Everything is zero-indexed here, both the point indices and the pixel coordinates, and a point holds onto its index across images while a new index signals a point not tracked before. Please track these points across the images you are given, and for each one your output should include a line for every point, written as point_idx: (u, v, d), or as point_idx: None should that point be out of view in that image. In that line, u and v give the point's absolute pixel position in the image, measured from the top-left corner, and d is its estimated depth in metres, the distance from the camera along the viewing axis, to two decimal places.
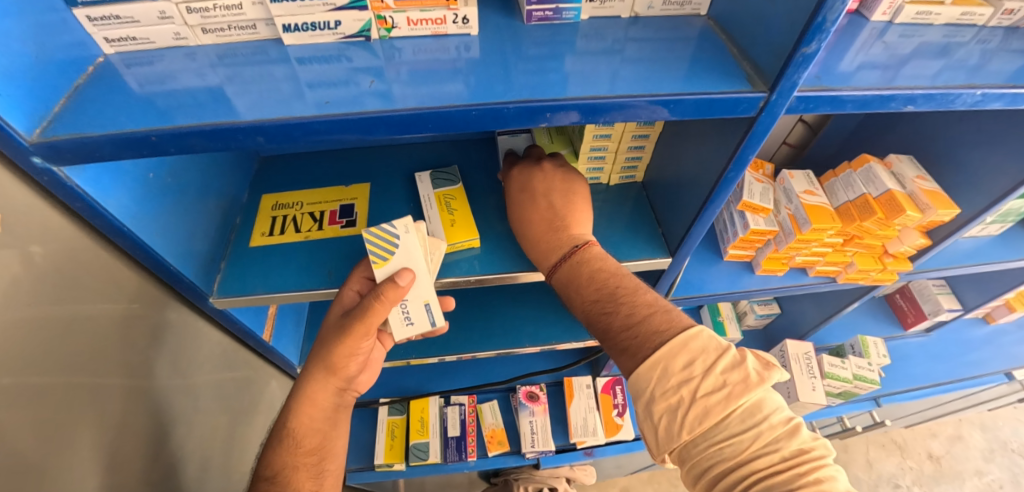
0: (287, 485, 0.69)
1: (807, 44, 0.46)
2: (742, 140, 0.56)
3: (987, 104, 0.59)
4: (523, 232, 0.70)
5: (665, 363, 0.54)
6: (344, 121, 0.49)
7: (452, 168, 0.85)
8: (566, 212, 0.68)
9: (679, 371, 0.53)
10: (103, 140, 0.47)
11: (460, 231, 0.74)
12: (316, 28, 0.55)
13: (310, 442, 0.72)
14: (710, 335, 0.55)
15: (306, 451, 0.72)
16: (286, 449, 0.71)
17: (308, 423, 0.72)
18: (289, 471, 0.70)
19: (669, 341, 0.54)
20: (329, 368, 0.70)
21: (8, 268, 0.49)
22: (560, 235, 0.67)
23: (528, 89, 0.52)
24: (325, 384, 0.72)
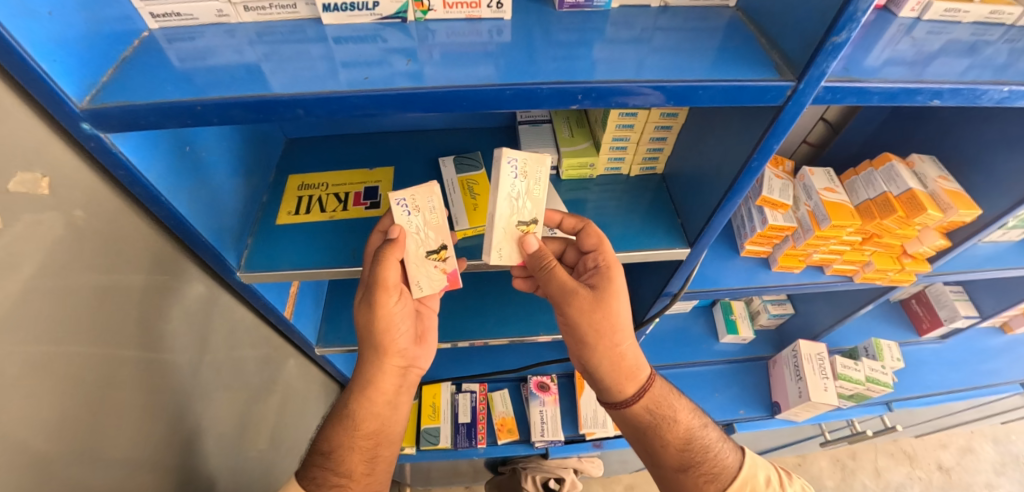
0: (341, 464, 0.73)
1: (837, 33, 0.46)
2: (768, 130, 0.56)
3: (1014, 101, 0.59)
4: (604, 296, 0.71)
5: None
6: (380, 97, 0.51)
7: (475, 154, 0.86)
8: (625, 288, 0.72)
9: None
10: (149, 108, 0.49)
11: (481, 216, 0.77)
12: (355, 8, 0.57)
13: (368, 426, 0.75)
14: None
15: (365, 435, 0.75)
16: (345, 430, 0.75)
17: (370, 409, 0.75)
18: (344, 452, 0.74)
19: None
20: (379, 344, 0.74)
21: (53, 229, 0.51)
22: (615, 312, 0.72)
23: (558, 72, 0.53)
24: (381, 367, 0.75)
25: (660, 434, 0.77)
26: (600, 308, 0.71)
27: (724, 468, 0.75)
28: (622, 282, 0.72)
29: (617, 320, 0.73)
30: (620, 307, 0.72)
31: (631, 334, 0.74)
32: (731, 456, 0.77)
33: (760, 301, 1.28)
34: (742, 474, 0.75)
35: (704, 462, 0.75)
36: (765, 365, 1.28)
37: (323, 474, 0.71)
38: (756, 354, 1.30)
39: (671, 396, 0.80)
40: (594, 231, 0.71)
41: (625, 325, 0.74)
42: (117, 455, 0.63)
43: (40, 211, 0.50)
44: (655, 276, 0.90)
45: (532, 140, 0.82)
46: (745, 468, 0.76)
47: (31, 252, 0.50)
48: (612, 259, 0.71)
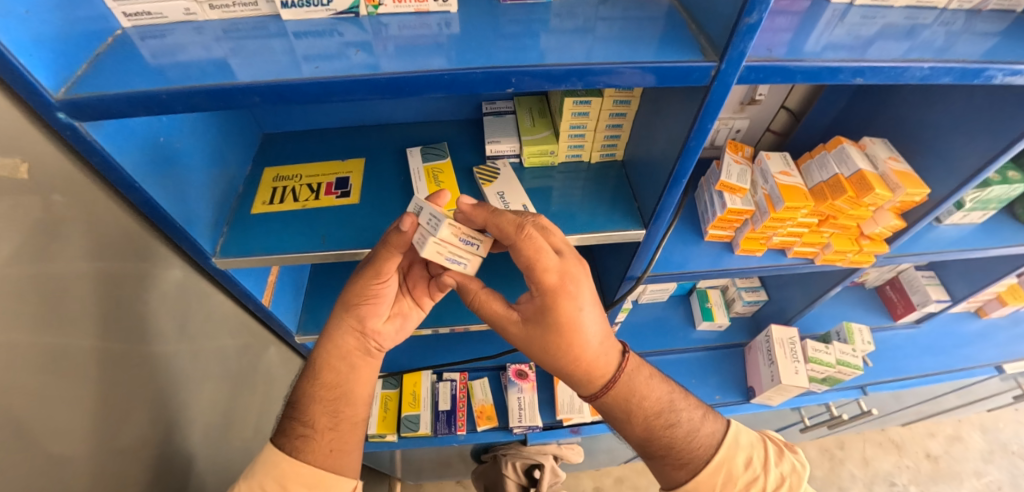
0: (305, 413, 0.73)
1: (749, 14, 0.50)
2: (700, 110, 0.60)
3: (937, 79, 0.62)
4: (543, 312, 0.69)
5: None
6: (333, 84, 0.55)
7: (441, 145, 0.91)
8: (560, 299, 0.67)
9: None
10: (119, 97, 0.53)
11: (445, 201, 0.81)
12: (311, 4, 0.61)
13: (327, 378, 0.76)
14: None
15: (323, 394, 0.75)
16: (309, 382, 0.76)
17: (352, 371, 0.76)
18: (312, 423, 0.73)
19: None
20: (349, 306, 0.77)
21: (32, 211, 0.55)
22: (551, 327, 0.70)
23: (500, 58, 0.57)
24: (344, 326, 0.77)
25: (625, 424, 0.76)
26: (547, 327, 0.70)
27: (690, 458, 0.73)
28: (573, 295, 0.68)
29: (567, 332, 0.70)
30: (568, 320, 0.69)
31: (589, 342, 0.71)
32: (702, 443, 0.74)
33: (734, 289, 1.31)
34: (712, 462, 0.73)
35: (671, 453, 0.74)
36: (741, 352, 1.31)
37: (291, 426, 0.73)
38: (732, 341, 1.32)
39: (638, 389, 0.76)
40: (525, 244, 0.64)
41: (577, 335, 0.70)
42: (99, 433, 0.67)
43: (20, 194, 0.54)
44: (620, 261, 0.93)
45: (495, 131, 0.86)
46: (718, 455, 0.73)
47: (11, 232, 0.54)
48: (547, 287, 0.67)
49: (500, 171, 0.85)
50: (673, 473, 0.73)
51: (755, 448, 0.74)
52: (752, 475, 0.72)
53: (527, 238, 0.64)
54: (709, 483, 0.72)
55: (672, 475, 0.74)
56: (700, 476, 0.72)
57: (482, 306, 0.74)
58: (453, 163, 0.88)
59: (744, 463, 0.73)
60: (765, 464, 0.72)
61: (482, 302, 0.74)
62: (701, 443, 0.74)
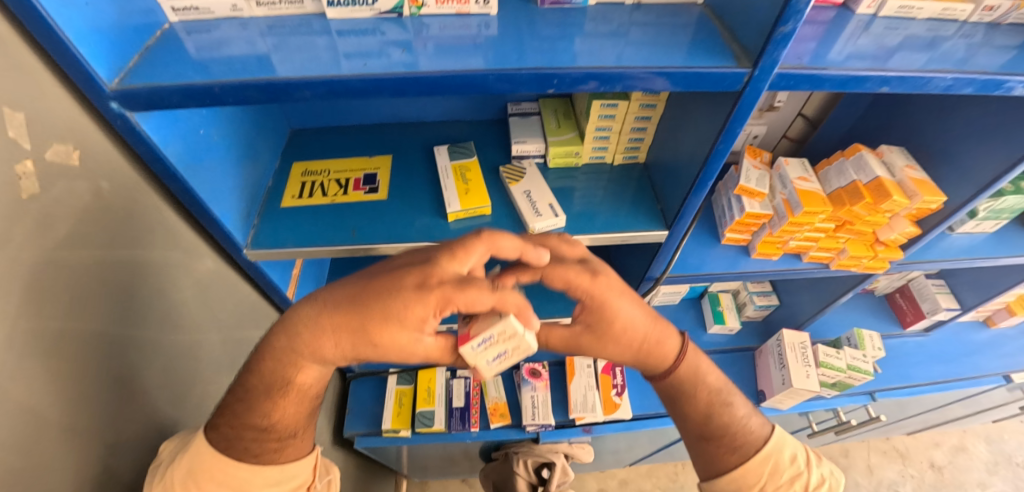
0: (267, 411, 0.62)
1: (784, 23, 0.52)
2: (731, 114, 0.62)
3: (960, 89, 0.64)
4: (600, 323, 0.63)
5: None
6: (378, 81, 0.56)
7: (468, 143, 0.93)
8: (605, 308, 0.62)
9: None
10: (171, 89, 0.54)
11: (473, 199, 0.82)
12: (356, 3, 0.63)
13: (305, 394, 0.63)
14: None
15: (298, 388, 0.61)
16: (281, 399, 0.61)
17: (317, 379, 0.61)
18: (286, 420, 0.64)
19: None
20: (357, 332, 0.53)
21: (81, 196, 0.57)
22: (608, 334, 0.64)
23: (539, 60, 0.59)
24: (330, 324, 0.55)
25: (684, 407, 0.72)
26: (599, 339, 0.64)
27: (745, 443, 0.70)
28: (624, 304, 0.63)
29: (620, 331, 0.64)
30: (623, 322, 0.63)
31: (644, 332, 0.66)
32: (753, 433, 0.71)
33: (746, 293, 1.32)
34: (761, 452, 0.69)
35: (725, 436, 0.70)
36: (751, 356, 1.32)
37: (253, 445, 0.64)
38: (743, 344, 1.34)
39: (702, 367, 0.72)
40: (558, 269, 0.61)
41: (636, 330, 0.65)
42: (129, 416, 0.68)
43: (71, 180, 0.55)
44: (639, 262, 0.96)
45: (520, 131, 0.88)
46: (768, 445, 0.70)
47: (63, 215, 0.55)
48: (597, 293, 0.61)
49: (526, 171, 0.86)
50: (724, 457, 0.70)
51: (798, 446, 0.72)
52: (796, 471, 0.69)
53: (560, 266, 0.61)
54: (757, 472, 0.68)
55: (722, 459, 0.70)
56: (751, 462, 0.69)
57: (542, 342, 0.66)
58: (479, 162, 0.90)
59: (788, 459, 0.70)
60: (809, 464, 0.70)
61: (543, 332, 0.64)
62: (753, 430, 0.71)
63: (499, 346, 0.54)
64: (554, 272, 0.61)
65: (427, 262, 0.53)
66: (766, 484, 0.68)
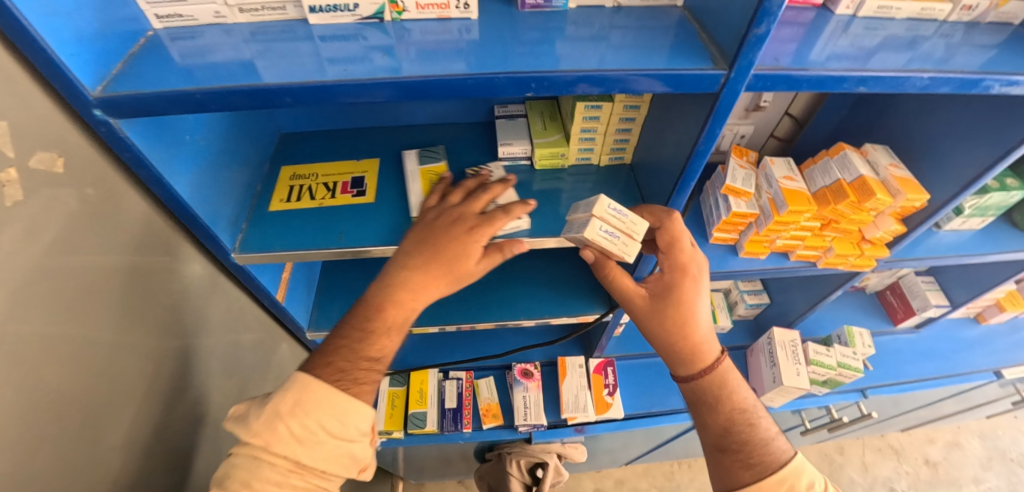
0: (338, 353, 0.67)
1: (758, 24, 0.52)
2: (710, 115, 0.63)
3: (938, 88, 0.65)
4: (666, 298, 0.75)
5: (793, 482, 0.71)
6: (358, 86, 0.57)
7: (438, 147, 0.92)
8: (679, 277, 0.75)
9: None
10: (153, 96, 0.55)
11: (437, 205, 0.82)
12: (337, 9, 0.64)
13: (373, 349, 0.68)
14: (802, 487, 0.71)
15: (399, 329, 0.69)
16: (349, 350, 0.67)
17: (393, 332, 0.68)
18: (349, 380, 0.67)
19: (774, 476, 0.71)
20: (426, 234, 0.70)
21: (67, 203, 0.57)
22: (666, 300, 0.75)
23: (519, 63, 0.59)
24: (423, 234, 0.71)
25: (706, 411, 0.78)
26: (667, 306, 0.75)
27: (764, 463, 0.72)
28: (700, 281, 0.76)
29: (685, 305, 0.75)
30: (693, 294, 0.75)
31: (703, 318, 0.75)
32: (773, 451, 0.74)
33: (737, 291, 1.32)
34: (778, 473, 0.71)
35: (743, 451, 0.73)
36: (743, 354, 1.32)
37: (359, 378, 0.67)
38: (734, 343, 1.34)
39: (731, 383, 0.78)
40: (670, 228, 0.73)
41: (695, 309, 0.75)
42: (120, 420, 0.69)
43: (56, 187, 0.56)
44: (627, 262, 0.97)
45: (507, 133, 0.89)
46: (786, 467, 0.72)
47: (47, 222, 0.56)
48: (682, 259, 0.75)
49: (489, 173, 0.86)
50: (739, 472, 0.73)
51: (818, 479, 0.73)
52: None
53: (672, 224, 0.73)
54: (773, 487, 0.70)
55: (737, 474, 0.73)
56: (766, 478, 0.71)
57: (611, 286, 0.78)
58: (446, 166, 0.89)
59: (805, 487, 0.71)
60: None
61: (616, 277, 0.76)
62: (774, 451, 0.74)
63: (618, 224, 0.72)
64: (664, 229, 0.73)
65: (474, 198, 0.72)
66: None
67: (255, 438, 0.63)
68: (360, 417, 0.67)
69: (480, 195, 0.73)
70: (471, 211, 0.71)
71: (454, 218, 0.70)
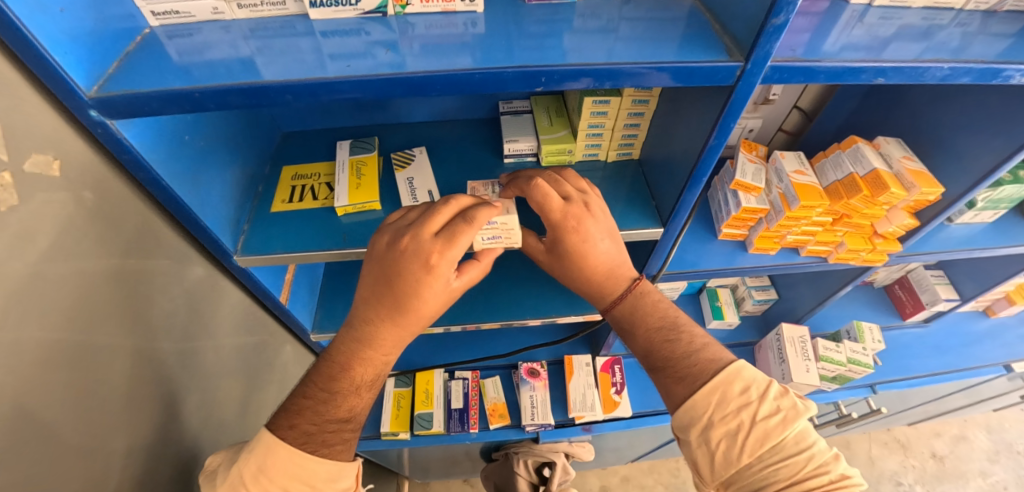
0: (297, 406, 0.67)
1: (776, 14, 0.51)
2: (724, 109, 0.61)
3: (957, 78, 0.63)
4: (557, 249, 0.72)
5: (725, 390, 0.63)
6: (362, 83, 0.55)
7: (372, 138, 0.90)
8: (569, 231, 0.70)
9: (737, 397, 0.63)
10: (151, 95, 0.53)
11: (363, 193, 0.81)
12: (338, 3, 0.62)
13: (341, 411, 0.67)
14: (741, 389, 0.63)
15: (368, 387, 0.69)
16: (320, 408, 0.66)
17: (361, 391, 0.69)
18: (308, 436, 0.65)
19: (707, 383, 0.64)
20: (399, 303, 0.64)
21: (64, 207, 0.56)
22: (559, 251, 0.72)
23: (528, 57, 0.58)
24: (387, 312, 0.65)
25: (632, 339, 0.74)
26: (559, 260, 0.73)
27: (694, 373, 0.66)
28: (591, 227, 0.70)
29: (580, 252, 0.71)
30: (583, 245, 0.70)
31: (600, 258, 0.72)
32: (701, 362, 0.66)
33: (744, 287, 1.31)
34: (709, 381, 0.64)
35: (670, 366, 0.68)
36: (751, 351, 1.31)
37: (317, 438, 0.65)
38: (742, 340, 1.33)
39: (642, 305, 0.74)
40: (535, 190, 0.69)
41: (587, 253, 0.71)
42: (122, 426, 0.67)
43: (53, 191, 0.54)
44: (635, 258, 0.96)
45: (513, 130, 0.87)
46: (718, 373, 0.64)
47: (44, 227, 0.54)
48: (563, 213, 0.69)
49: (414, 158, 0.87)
50: (673, 388, 0.66)
51: (757, 380, 0.64)
52: (744, 402, 0.62)
53: (535, 186, 0.68)
54: (703, 401, 0.63)
55: (673, 390, 0.66)
56: (696, 390, 0.64)
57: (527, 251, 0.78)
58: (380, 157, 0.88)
59: (741, 392, 0.63)
60: (761, 396, 0.62)
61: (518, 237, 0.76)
62: (703, 361, 0.67)
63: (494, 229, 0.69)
64: (529, 194, 0.69)
65: (450, 236, 0.61)
66: (714, 416, 0.62)
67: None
68: (327, 461, 0.63)
69: (479, 215, 0.62)
70: (442, 259, 0.61)
71: (424, 268, 0.61)
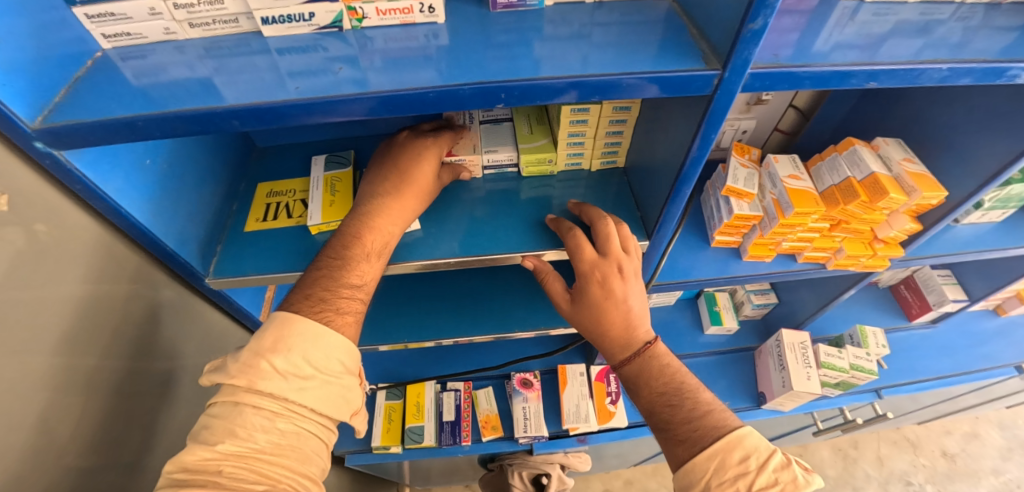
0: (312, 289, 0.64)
1: (753, 19, 0.47)
2: (704, 119, 0.57)
3: (957, 80, 0.59)
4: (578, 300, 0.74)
5: (723, 456, 0.64)
6: (314, 104, 0.52)
7: (347, 153, 0.87)
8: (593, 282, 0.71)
9: (735, 465, 0.63)
10: (94, 124, 0.51)
11: (334, 211, 0.78)
12: (292, 19, 0.59)
13: (374, 241, 0.67)
14: (737, 461, 0.64)
15: (377, 256, 0.68)
16: (331, 283, 0.63)
17: (385, 242, 0.69)
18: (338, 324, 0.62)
19: (703, 451, 0.65)
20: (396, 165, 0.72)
21: (13, 243, 0.54)
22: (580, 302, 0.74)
23: (491, 71, 0.54)
24: (397, 191, 0.70)
25: (638, 399, 0.75)
26: (578, 308, 0.75)
27: (694, 438, 0.67)
28: (619, 285, 0.71)
29: (599, 309, 0.72)
30: (605, 304, 0.72)
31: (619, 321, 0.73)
32: (703, 428, 0.67)
33: (743, 291, 1.27)
34: (708, 448, 0.65)
35: (671, 430, 0.69)
36: (751, 356, 1.28)
37: (331, 296, 0.63)
38: (742, 345, 1.29)
39: (646, 369, 0.73)
40: (571, 239, 0.71)
41: (608, 312, 0.72)
42: (92, 457, 0.65)
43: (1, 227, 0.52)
44: None
45: (491, 140, 0.84)
46: (718, 442, 0.65)
47: None
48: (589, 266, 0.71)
49: None
50: (675, 451, 0.68)
51: (759, 449, 0.64)
52: (742, 471, 0.63)
53: (572, 237, 0.71)
54: (701, 468, 0.64)
55: (674, 452, 0.69)
56: (694, 457, 0.65)
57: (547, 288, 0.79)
58: (355, 175, 0.84)
59: (740, 461, 0.64)
60: (761, 465, 0.63)
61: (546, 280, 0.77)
62: (703, 427, 0.68)
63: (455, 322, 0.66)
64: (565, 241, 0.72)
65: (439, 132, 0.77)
66: (711, 482, 0.64)
67: (236, 380, 0.56)
68: (343, 352, 0.61)
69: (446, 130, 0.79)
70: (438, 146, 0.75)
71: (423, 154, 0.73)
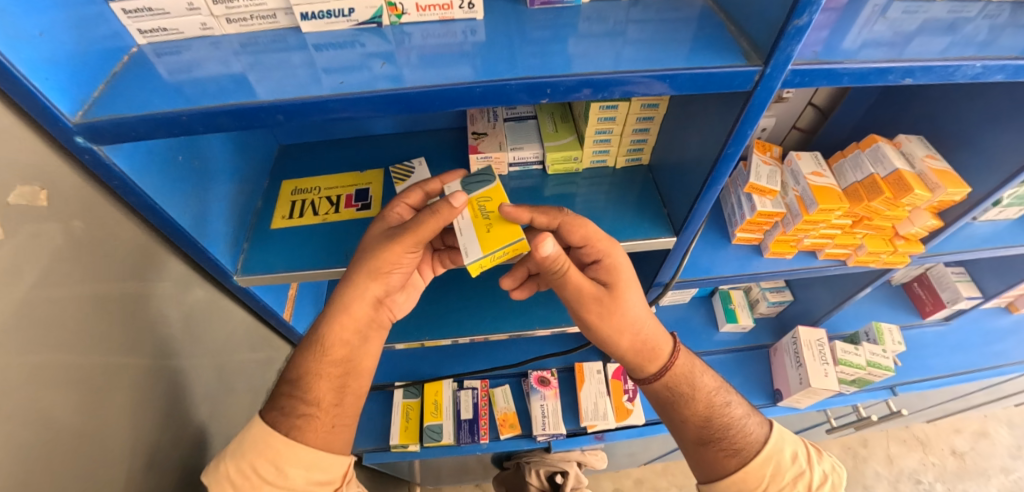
0: (309, 391, 0.67)
1: (799, 15, 0.47)
2: (741, 115, 0.58)
3: (989, 76, 0.59)
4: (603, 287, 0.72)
5: (777, 458, 0.72)
6: (357, 99, 0.52)
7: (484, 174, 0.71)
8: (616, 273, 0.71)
9: (790, 464, 0.72)
10: (138, 119, 0.51)
11: (494, 240, 0.63)
12: (331, 15, 0.59)
13: (337, 353, 0.69)
14: (787, 460, 0.72)
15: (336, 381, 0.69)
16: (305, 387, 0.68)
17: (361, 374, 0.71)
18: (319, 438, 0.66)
19: (758, 457, 0.72)
20: (371, 274, 0.68)
21: (52, 239, 0.54)
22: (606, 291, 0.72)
23: (530, 68, 0.54)
24: (362, 291, 0.69)
25: (682, 409, 0.76)
26: (608, 303, 0.72)
27: (744, 446, 0.73)
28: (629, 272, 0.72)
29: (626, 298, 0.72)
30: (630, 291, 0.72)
31: (646, 315, 0.74)
32: (753, 432, 0.74)
33: (758, 289, 1.28)
34: (762, 453, 0.72)
35: (725, 439, 0.73)
36: (766, 353, 1.28)
37: (291, 404, 0.66)
38: (757, 342, 1.30)
39: (696, 371, 0.79)
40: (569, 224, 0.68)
41: (638, 305, 0.73)
42: (126, 453, 0.65)
43: (40, 222, 0.52)
44: (648, 266, 0.93)
45: (517, 137, 0.84)
46: (768, 446, 0.73)
47: (30, 261, 0.52)
48: (608, 253, 0.70)
49: (414, 170, 0.86)
50: (725, 461, 0.72)
51: (799, 445, 0.74)
52: (798, 469, 0.72)
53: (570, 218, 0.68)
54: (758, 474, 0.71)
55: (724, 463, 0.72)
56: (752, 464, 0.71)
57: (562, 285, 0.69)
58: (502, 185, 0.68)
59: (790, 458, 0.73)
60: (809, 460, 0.73)
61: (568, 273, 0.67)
62: (752, 434, 0.74)
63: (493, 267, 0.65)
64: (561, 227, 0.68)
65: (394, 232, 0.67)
66: (768, 486, 0.71)
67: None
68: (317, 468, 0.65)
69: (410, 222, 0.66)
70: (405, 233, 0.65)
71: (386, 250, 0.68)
